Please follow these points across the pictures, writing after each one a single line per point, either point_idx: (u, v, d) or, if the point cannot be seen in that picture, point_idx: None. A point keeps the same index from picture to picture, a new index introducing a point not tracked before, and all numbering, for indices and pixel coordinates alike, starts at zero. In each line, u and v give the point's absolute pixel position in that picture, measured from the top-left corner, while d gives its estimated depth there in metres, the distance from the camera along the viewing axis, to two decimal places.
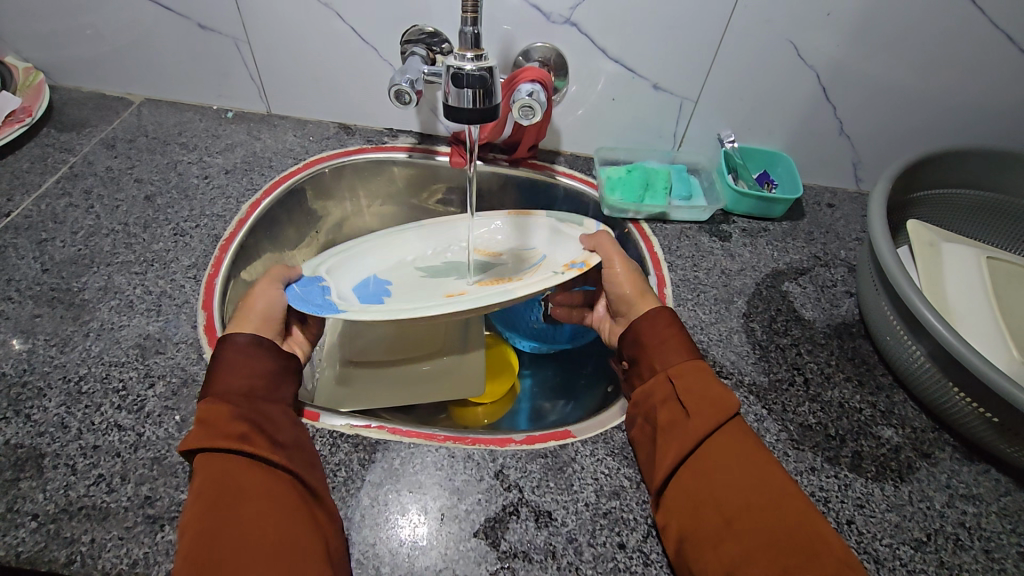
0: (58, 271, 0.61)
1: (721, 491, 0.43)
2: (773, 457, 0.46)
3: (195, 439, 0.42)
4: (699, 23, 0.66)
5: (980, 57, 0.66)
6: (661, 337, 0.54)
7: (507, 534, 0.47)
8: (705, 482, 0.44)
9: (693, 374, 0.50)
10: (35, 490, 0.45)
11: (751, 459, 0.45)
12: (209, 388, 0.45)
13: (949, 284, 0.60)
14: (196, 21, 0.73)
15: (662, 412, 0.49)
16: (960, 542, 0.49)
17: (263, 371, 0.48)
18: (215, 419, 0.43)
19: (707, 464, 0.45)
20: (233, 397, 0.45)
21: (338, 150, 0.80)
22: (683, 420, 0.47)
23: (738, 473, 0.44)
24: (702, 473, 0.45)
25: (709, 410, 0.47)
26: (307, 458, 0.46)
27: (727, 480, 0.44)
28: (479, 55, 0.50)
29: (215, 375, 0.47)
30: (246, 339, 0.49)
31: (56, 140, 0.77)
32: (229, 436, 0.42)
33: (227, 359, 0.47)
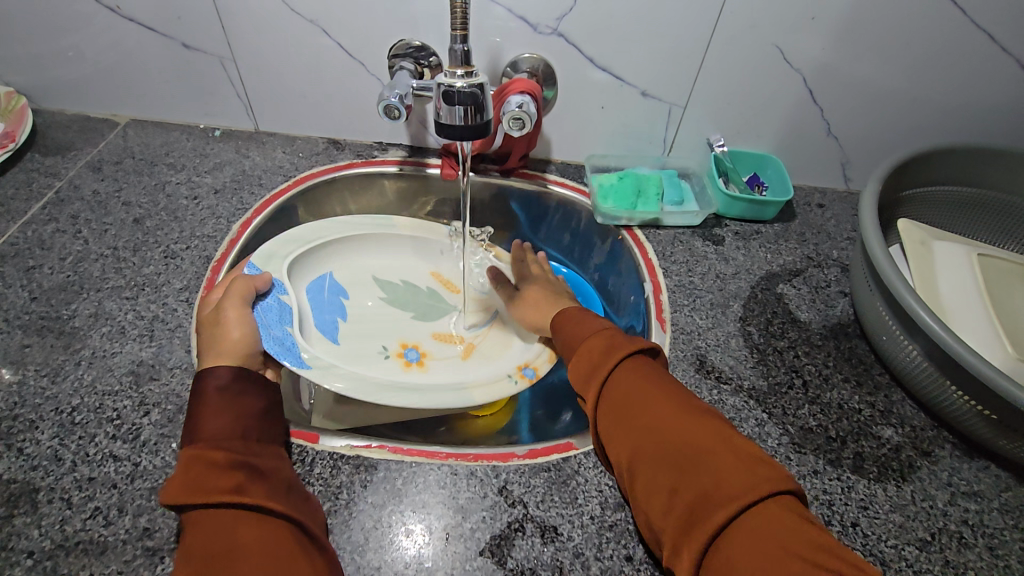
0: (47, 299, 0.60)
1: (630, 420, 0.44)
2: (676, 393, 0.45)
3: (182, 492, 0.40)
4: (685, 31, 0.66)
5: (962, 56, 0.66)
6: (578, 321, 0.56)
7: (513, 551, 0.46)
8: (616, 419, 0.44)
9: (601, 336, 0.51)
10: (30, 526, 0.44)
11: (656, 385, 0.45)
12: (194, 434, 0.44)
13: (942, 282, 0.61)
14: (180, 41, 0.73)
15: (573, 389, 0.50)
16: (964, 540, 0.49)
17: (245, 413, 0.47)
18: (204, 468, 0.41)
19: (611, 420, 0.45)
20: (221, 443, 0.43)
21: (328, 165, 0.79)
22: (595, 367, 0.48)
23: (640, 399, 0.44)
24: (612, 410, 0.45)
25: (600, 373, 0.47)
26: (300, 500, 0.44)
27: (636, 407, 0.44)
28: (469, 71, 0.49)
29: (199, 420, 0.45)
30: (230, 375, 0.49)
31: (40, 165, 0.76)
32: (219, 486, 0.40)
33: (211, 403, 0.46)
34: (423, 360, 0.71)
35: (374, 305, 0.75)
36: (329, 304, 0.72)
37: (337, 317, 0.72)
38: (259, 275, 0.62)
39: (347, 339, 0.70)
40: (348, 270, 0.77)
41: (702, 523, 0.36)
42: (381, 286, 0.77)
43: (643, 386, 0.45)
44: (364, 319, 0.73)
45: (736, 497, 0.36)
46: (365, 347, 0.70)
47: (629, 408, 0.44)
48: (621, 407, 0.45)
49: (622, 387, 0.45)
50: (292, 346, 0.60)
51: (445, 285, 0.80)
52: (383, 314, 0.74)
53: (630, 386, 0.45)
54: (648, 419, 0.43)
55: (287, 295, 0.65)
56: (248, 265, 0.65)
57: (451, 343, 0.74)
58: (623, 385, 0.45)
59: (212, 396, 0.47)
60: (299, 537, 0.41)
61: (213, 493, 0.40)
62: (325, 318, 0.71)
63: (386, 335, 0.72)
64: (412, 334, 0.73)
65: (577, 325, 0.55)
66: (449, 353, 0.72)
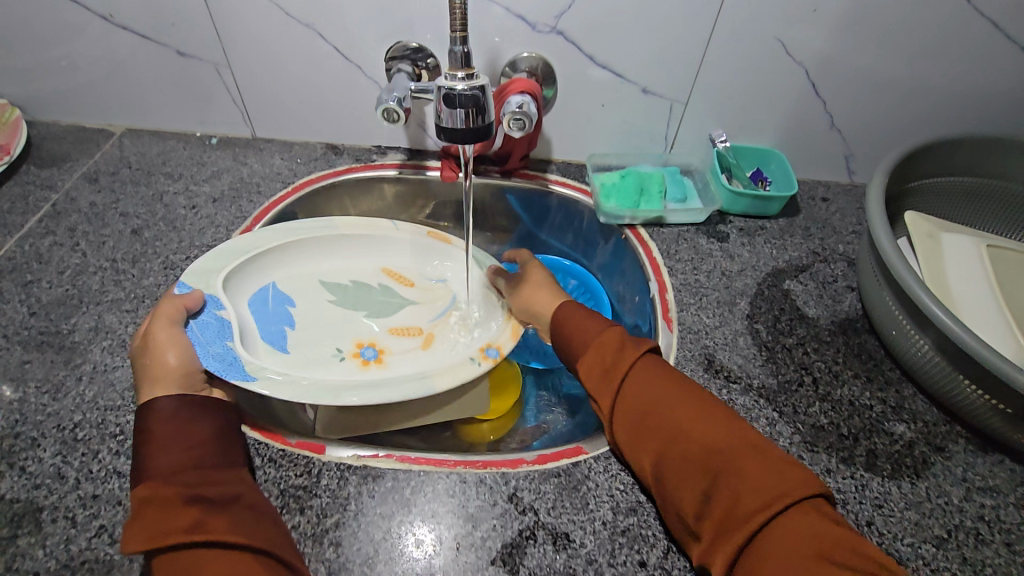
0: (47, 314, 0.60)
1: (650, 436, 0.44)
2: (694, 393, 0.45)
3: (136, 542, 0.38)
4: (686, 26, 0.65)
5: (967, 45, 0.66)
6: (575, 320, 0.55)
7: (525, 560, 0.46)
8: (635, 437, 0.45)
9: (611, 337, 0.51)
10: (35, 546, 0.44)
11: (671, 388, 0.45)
12: (143, 472, 0.43)
13: (951, 275, 0.60)
14: (175, 48, 0.72)
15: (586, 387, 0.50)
16: (981, 536, 0.48)
17: (192, 439, 0.46)
18: (156, 511, 0.40)
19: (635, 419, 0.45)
20: (172, 478, 0.42)
21: (327, 170, 0.79)
22: (599, 383, 0.48)
23: (655, 414, 0.44)
24: (633, 431, 0.45)
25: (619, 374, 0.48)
26: (268, 525, 0.43)
27: (655, 413, 0.44)
28: (470, 73, 0.48)
29: (148, 455, 0.44)
30: (174, 404, 0.47)
31: (36, 177, 0.75)
32: (172, 530, 0.39)
33: (160, 437, 0.45)
34: (380, 357, 0.65)
35: (319, 307, 0.69)
36: (274, 315, 0.66)
37: (286, 326, 0.66)
38: (192, 294, 0.58)
39: (297, 348, 0.64)
40: (288, 277, 0.70)
41: (736, 534, 0.38)
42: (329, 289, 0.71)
43: (661, 392, 0.45)
44: (314, 324, 0.67)
45: (769, 500, 0.38)
46: (316, 354, 0.64)
47: (647, 427, 0.44)
48: (637, 428, 0.45)
49: (636, 400, 0.46)
50: (234, 360, 0.55)
51: (397, 279, 0.74)
52: (326, 317, 0.69)
53: (643, 398, 0.45)
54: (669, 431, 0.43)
55: (225, 309, 0.60)
56: (178, 285, 0.60)
57: (410, 335, 0.68)
58: (634, 403, 0.46)
59: (158, 429, 0.45)
60: (272, 566, 0.40)
61: (167, 539, 0.38)
62: (272, 329, 0.65)
63: (340, 337, 0.66)
64: (365, 333, 0.68)
65: (579, 322, 0.55)
66: (406, 347, 0.67)
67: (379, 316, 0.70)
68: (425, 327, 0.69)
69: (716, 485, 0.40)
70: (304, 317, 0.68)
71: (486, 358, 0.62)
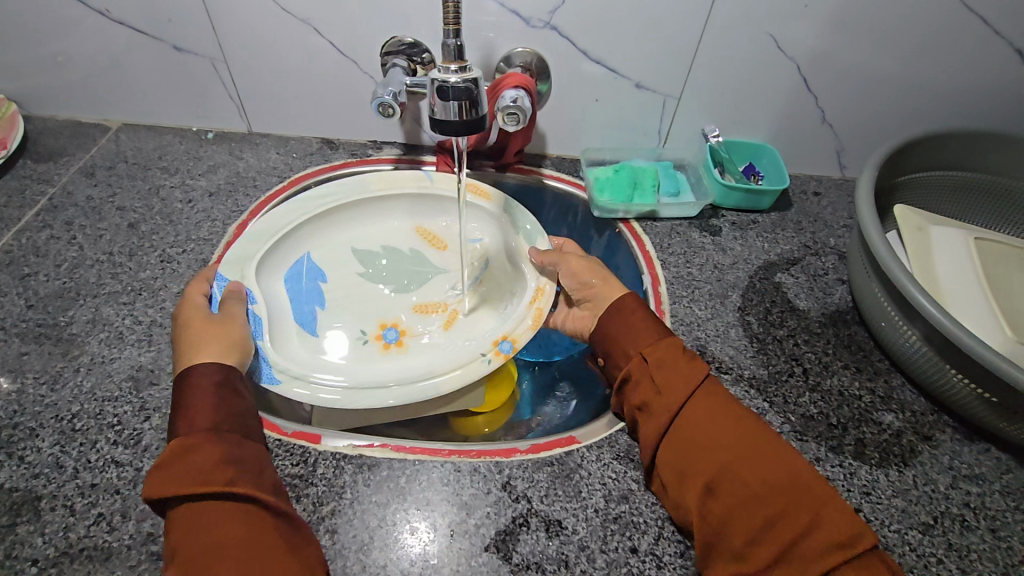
0: (44, 306, 0.60)
1: (701, 460, 0.45)
2: (750, 423, 0.46)
3: (162, 487, 0.40)
4: (678, 21, 0.66)
5: (956, 40, 0.66)
6: (626, 323, 0.55)
7: (518, 546, 0.46)
8: (685, 460, 0.45)
9: (668, 348, 0.51)
10: (34, 534, 0.44)
11: (731, 416, 0.47)
12: (178, 426, 0.44)
13: (939, 267, 0.61)
14: (171, 43, 0.72)
15: (638, 394, 0.51)
16: (967, 523, 0.49)
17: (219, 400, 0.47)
18: (182, 463, 0.42)
19: (690, 440, 0.46)
20: (202, 436, 0.44)
21: (323, 165, 0.79)
22: (658, 398, 0.49)
23: (713, 439, 0.45)
24: (679, 452, 0.46)
25: (681, 389, 0.48)
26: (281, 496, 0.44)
27: (711, 439, 0.45)
28: (463, 66, 0.49)
29: (184, 412, 0.45)
30: (216, 372, 0.48)
31: (33, 171, 0.75)
32: (195, 483, 0.40)
33: (195, 399, 0.46)
34: (401, 340, 0.68)
35: (348, 280, 0.71)
36: (307, 293, 0.68)
37: (317, 305, 0.68)
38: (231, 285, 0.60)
39: (327, 330, 0.67)
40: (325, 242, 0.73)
41: (795, 574, 0.39)
42: (361, 257, 0.73)
43: (721, 419, 0.46)
44: (343, 302, 0.70)
45: (824, 546, 0.40)
46: (343, 338, 0.67)
47: (701, 450, 0.45)
48: (687, 450, 0.46)
49: (695, 424, 0.46)
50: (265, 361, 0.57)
51: (431, 241, 0.76)
52: (357, 289, 0.71)
53: (705, 420, 0.46)
54: (723, 459, 0.44)
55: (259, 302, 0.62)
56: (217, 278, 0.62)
57: (432, 313, 0.71)
58: (692, 424, 0.46)
59: (191, 386, 0.47)
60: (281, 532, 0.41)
61: (190, 490, 0.40)
62: (304, 309, 0.67)
63: (367, 317, 0.69)
64: (390, 310, 0.70)
65: (630, 327, 0.55)
66: (430, 325, 0.70)
67: (405, 292, 0.72)
68: (452, 304, 0.72)
69: (774, 521, 0.41)
70: (335, 294, 0.70)
71: (498, 355, 0.61)
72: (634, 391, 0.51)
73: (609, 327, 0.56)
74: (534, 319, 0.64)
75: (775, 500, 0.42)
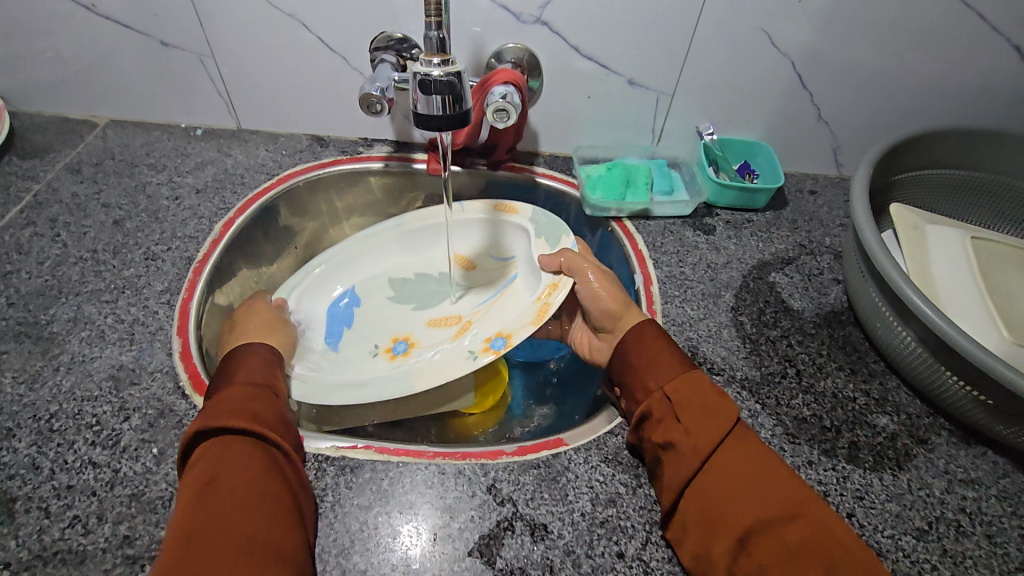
0: (26, 304, 0.59)
1: (732, 506, 0.42)
2: (781, 468, 0.43)
3: (208, 415, 0.43)
4: (671, 17, 0.65)
5: (954, 37, 0.65)
6: (645, 352, 0.53)
7: (502, 551, 0.45)
8: (714, 508, 0.42)
9: (692, 383, 0.49)
10: (7, 537, 0.43)
11: (764, 460, 0.44)
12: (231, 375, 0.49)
13: (936, 267, 0.60)
14: (158, 38, 0.71)
15: (660, 431, 0.48)
16: (962, 528, 0.48)
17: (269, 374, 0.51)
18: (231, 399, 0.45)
19: (715, 485, 0.43)
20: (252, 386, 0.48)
21: (312, 162, 0.78)
22: (684, 438, 0.45)
23: (746, 485, 0.42)
24: (706, 498, 0.43)
25: (706, 429, 0.45)
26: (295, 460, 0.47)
27: (738, 486, 0.42)
28: (446, 60, 0.48)
29: (237, 368, 0.50)
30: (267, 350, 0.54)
31: (18, 168, 0.74)
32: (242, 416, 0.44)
33: (247, 363, 0.51)
34: (410, 350, 0.67)
35: (378, 303, 0.74)
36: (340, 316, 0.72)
37: (345, 324, 0.71)
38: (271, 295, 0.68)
39: (346, 346, 0.69)
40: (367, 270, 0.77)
41: None
42: (395, 285, 0.76)
43: (753, 463, 0.43)
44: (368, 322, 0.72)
45: None
46: (357, 349, 0.68)
47: (732, 496, 0.42)
48: (717, 495, 0.42)
49: (726, 468, 0.43)
50: None
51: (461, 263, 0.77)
52: (384, 311, 0.73)
53: (737, 464, 0.43)
54: (757, 509, 0.41)
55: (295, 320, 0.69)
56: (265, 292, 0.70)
57: (447, 326, 0.69)
58: (724, 468, 0.43)
59: (245, 356, 0.52)
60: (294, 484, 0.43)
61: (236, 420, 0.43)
62: (332, 328, 0.71)
63: (381, 333, 0.70)
64: (407, 326, 0.71)
65: (653, 357, 0.52)
66: (439, 338, 0.67)
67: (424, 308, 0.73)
68: (464, 316, 0.69)
69: None
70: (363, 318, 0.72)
71: (489, 351, 0.59)
72: (655, 428, 0.48)
73: (632, 357, 0.53)
74: (537, 312, 0.61)
75: (815, 558, 0.38)
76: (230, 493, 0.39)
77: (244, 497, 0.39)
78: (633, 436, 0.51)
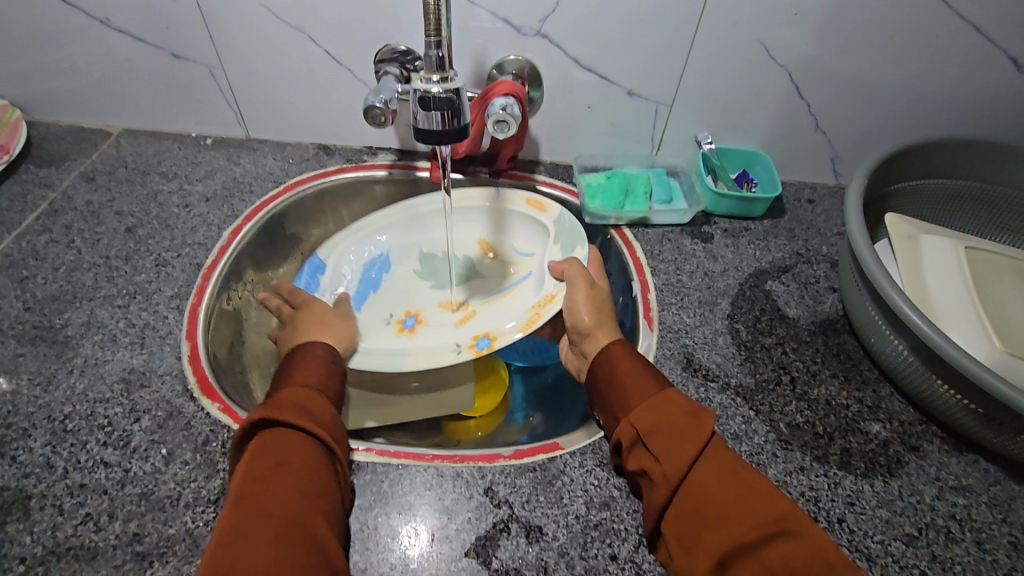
0: (41, 309, 0.61)
1: (710, 529, 0.41)
2: (761, 490, 0.42)
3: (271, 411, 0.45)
4: (669, 29, 0.66)
5: (949, 48, 0.66)
6: (621, 376, 0.52)
7: (498, 551, 0.47)
8: (694, 534, 0.42)
9: (656, 406, 0.47)
10: (23, 533, 0.45)
11: (737, 478, 0.43)
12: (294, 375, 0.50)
13: (929, 277, 0.60)
14: (170, 51, 0.73)
15: (634, 459, 0.47)
16: (952, 534, 0.49)
17: (336, 388, 0.52)
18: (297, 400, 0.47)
19: (692, 510, 0.42)
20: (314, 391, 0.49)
21: (319, 171, 0.80)
22: (656, 466, 0.45)
23: (719, 510, 0.41)
24: (685, 525, 0.42)
25: (681, 451, 0.44)
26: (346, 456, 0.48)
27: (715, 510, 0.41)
28: (446, 76, 0.49)
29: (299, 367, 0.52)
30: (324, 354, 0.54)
31: (35, 176, 0.77)
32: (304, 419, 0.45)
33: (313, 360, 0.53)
34: (417, 326, 0.74)
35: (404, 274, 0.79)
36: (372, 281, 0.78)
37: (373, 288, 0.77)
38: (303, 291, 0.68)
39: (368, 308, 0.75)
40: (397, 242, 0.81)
41: None
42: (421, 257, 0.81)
43: (726, 484, 0.42)
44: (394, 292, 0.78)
45: None
46: (373, 315, 0.74)
47: (709, 522, 0.41)
48: (694, 523, 0.42)
49: (698, 494, 0.42)
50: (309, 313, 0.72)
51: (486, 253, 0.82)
52: (409, 284, 0.79)
53: (712, 485, 0.42)
54: (732, 533, 0.40)
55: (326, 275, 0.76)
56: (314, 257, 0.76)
57: (454, 310, 0.75)
58: (697, 494, 0.42)
59: (314, 360, 0.53)
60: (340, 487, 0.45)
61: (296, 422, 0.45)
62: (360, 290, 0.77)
63: (397, 304, 0.76)
64: (422, 301, 0.77)
65: (626, 381, 0.51)
66: (446, 320, 0.74)
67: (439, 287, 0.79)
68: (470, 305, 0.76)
69: None
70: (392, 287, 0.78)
71: (472, 349, 0.67)
72: (631, 456, 0.48)
73: (606, 381, 0.53)
74: (528, 320, 0.68)
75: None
76: (302, 505, 0.40)
77: (309, 504, 0.41)
78: (616, 460, 0.51)
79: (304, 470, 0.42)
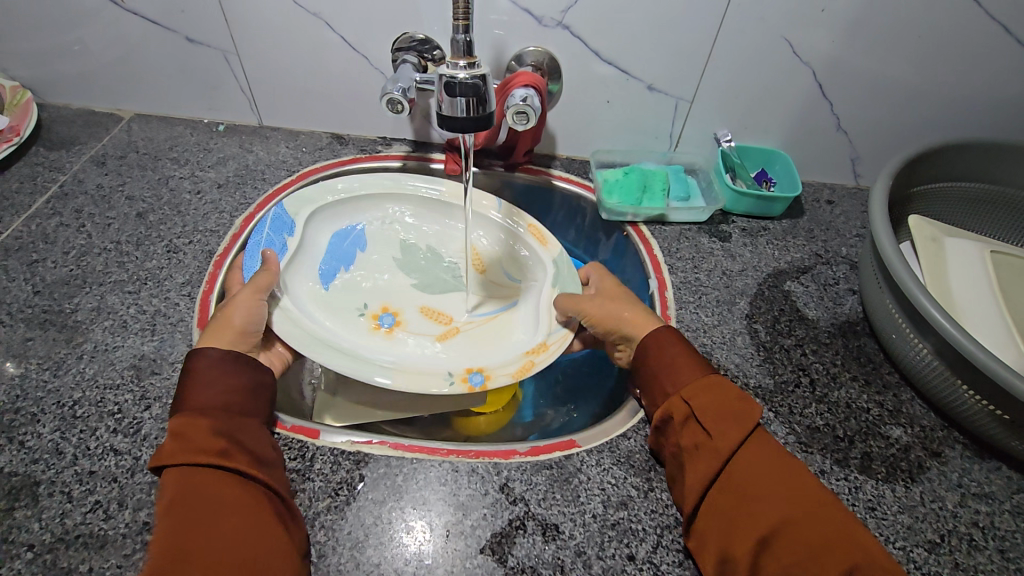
0: (50, 293, 0.60)
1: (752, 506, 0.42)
2: (804, 468, 0.44)
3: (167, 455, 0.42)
4: (692, 24, 0.65)
5: (976, 50, 0.65)
6: (672, 356, 0.52)
7: (514, 549, 0.46)
8: (735, 510, 0.42)
9: (714, 386, 0.48)
10: (30, 519, 0.44)
11: (785, 463, 0.44)
12: (184, 403, 0.46)
13: (954, 281, 0.59)
14: (184, 34, 0.72)
15: (685, 434, 0.47)
16: (975, 542, 0.48)
17: (239, 388, 0.48)
18: (191, 434, 0.43)
19: (739, 485, 0.43)
20: (211, 412, 0.45)
21: (332, 159, 0.79)
22: (706, 441, 0.46)
23: (768, 486, 0.43)
24: (730, 499, 0.43)
25: (736, 425, 0.45)
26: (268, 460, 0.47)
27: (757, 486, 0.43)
28: (473, 62, 0.48)
29: (188, 389, 0.47)
30: (221, 353, 0.49)
31: (46, 158, 0.76)
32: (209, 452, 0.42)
33: (202, 373, 0.48)
34: (394, 327, 0.67)
35: (382, 263, 0.73)
36: (341, 254, 0.71)
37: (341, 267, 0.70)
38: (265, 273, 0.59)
39: (338, 290, 0.68)
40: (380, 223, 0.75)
41: None
42: (403, 249, 0.74)
43: (771, 462, 0.44)
44: (366, 275, 0.71)
45: None
46: (346, 301, 0.67)
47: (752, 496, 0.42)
48: (741, 497, 0.43)
49: (745, 471, 0.44)
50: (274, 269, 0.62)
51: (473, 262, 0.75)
52: (384, 272, 0.72)
53: (757, 466, 0.44)
54: (774, 510, 0.41)
55: (294, 237, 0.67)
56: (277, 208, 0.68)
57: (437, 322, 0.68)
58: (750, 469, 0.44)
59: (206, 371, 0.48)
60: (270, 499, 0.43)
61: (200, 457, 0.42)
62: (328, 265, 0.70)
63: (373, 295, 0.69)
64: (401, 299, 0.70)
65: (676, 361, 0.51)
66: (426, 330, 0.67)
67: (424, 290, 0.71)
68: (457, 321, 0.68)
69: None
70: (364, 267, 0.72)
71: (465, 383, 0.58)
72: (679, 431, 0.48)
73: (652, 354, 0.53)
74: (520, 368, 0.60)
75: (831, 557, 0.39)
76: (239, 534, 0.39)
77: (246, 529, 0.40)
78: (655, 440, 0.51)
79: (200, 505, 0.40)
